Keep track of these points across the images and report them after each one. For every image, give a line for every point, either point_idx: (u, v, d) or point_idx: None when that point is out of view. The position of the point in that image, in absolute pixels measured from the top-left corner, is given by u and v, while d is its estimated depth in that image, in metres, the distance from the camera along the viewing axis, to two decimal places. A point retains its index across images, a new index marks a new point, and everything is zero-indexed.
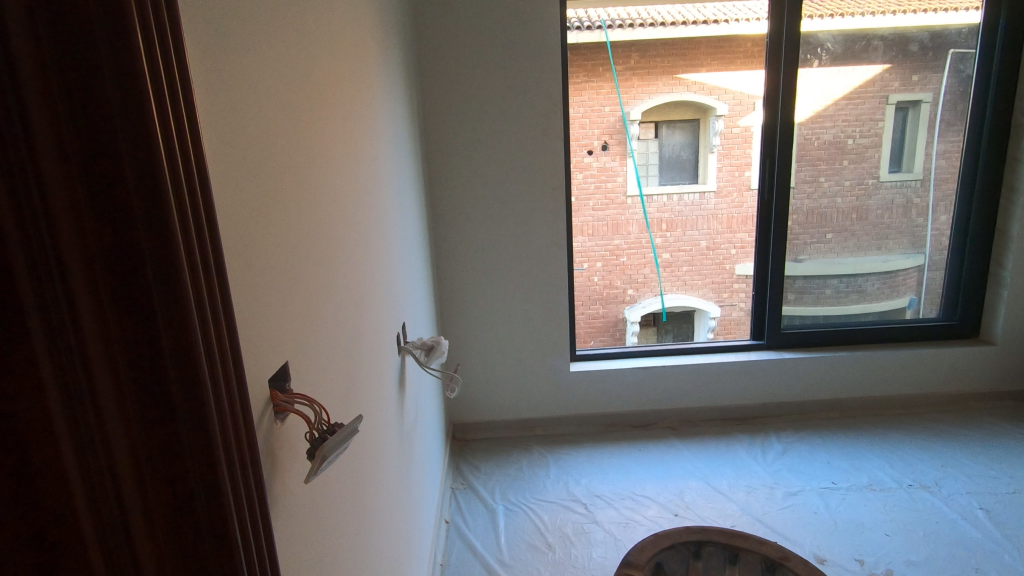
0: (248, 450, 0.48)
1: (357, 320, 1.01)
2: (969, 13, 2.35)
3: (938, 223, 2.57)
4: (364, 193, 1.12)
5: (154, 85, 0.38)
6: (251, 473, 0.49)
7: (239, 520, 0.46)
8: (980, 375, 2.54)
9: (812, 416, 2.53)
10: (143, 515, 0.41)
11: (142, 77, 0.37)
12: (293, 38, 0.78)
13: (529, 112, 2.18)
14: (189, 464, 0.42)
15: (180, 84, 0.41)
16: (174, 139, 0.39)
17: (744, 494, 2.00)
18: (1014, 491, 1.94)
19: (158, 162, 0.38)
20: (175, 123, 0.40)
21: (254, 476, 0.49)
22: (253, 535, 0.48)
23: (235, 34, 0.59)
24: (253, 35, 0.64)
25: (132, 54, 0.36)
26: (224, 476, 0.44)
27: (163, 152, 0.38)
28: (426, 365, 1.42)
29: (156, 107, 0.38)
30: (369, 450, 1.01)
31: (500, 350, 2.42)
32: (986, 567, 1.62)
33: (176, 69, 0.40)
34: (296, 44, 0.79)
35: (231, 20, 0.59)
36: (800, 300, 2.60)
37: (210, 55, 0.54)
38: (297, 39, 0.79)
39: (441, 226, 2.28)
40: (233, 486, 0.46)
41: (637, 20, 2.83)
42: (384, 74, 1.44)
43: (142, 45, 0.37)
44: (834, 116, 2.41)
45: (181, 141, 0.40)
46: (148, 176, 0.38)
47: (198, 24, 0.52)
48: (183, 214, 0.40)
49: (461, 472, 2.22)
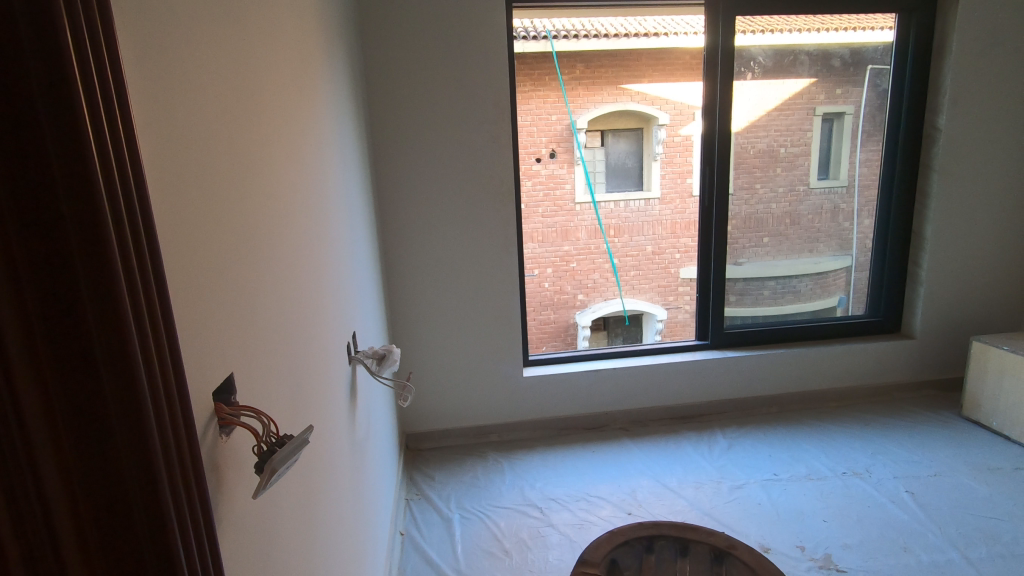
0: (193, 468, 0.46)
1: (305, 333, 0.99)
2: (883, 33, 2.54)
3: (862, 227, 2.75)
4: (310, 203, 1.11)
5: (85, 92, 0.36)
6: (197, 492, 0.47)
7: (182, 543, 0.44)
8: (902, 367, 2.73)
9: (755, 412, 2.64)
10: (78, 544, 0.39)
11: (73, 87, 0.36)
12: (235, 38, 0.76)
13: (477, 118, 2.19)
14: (130, 486, 0.40)
15: (116, 90, 0.39)
16: (110, 148, 0.38)
17: (694, 489, 2.06)
18: (935, 474, 2.09)
19: (92, 174, 0.37)
20: (109, 131, 0.38)
21: (200, 495, 0.47)
22: (199, 558, 0.46)
23: (174, 37, 0.57)
24: (192, 35, 0.62)
25: (61, 63, 0.35)
26: (167, 498, 0.43)
27: (98, 163, 0.37)
28: (378, 374, 1.40)
29: (90, 118, 0.37)
30: (318, 465, 0.98)
31: (453, 357, 2.41)
32: (913, 546, 1.73)
33: (111, 74, 0.39)
34: (238, 44, 0.77)
35: (169, 20, 0.57)
36: (741, 302, 2.72)
37: (148, 58, 0.52)
38: (239, 38, 0.77)
39: (390, 233, 2.25)
40: (178, 508, 0.44)
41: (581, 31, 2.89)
42: (329, 78, 1.42)
43: (74, 53, 0.36)
44: (767, 126, 2.55)
45: (118, 152, 0.39)
46: (80, 194, 0.37)
47: (135, 26, 0.50)
48: (120, 227, 0.39)
49: (415, 483, 2.19)
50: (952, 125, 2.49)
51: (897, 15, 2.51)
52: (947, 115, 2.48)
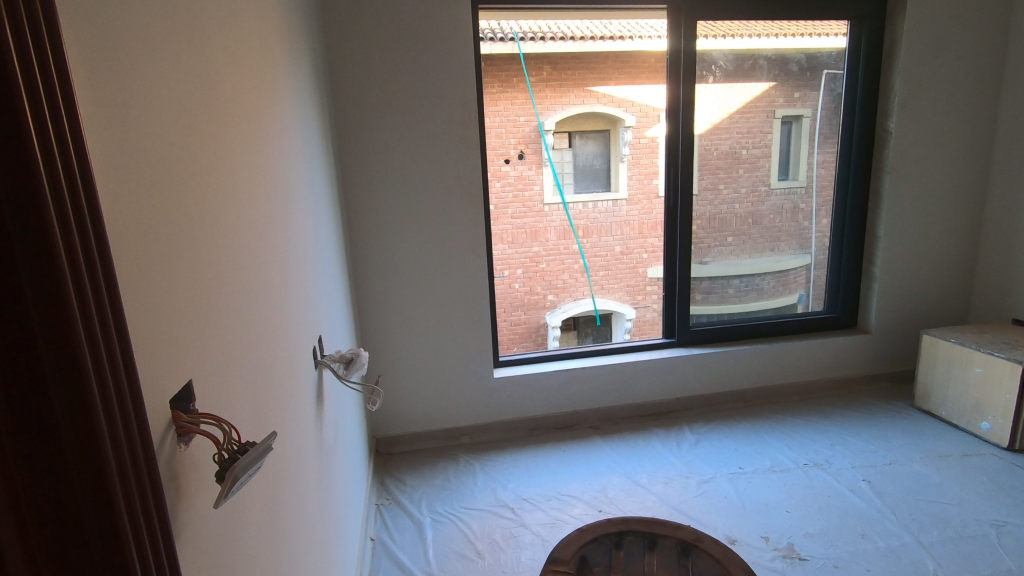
0: (149, 482, 0.46)
1: (269, 338, 0.97)
2: (837, 39, 2.64)
3: (820, 226, 2.85)
4: (274, 207, 1.09)
5: (31, 102, 0.36)
6: (155, 501, 0.46)
7: (136, 549, 0.44)
8: (860, 360, 2.83)
9: (721, 407, 2.70)
10: (22, 544, 0.40)
11: (19, 97, 0.36)
12: (193, 38, 0.75)
13: (444, 119, 2.18)
14: (78, 491, 0.41)
15: (65, 100, 0.38)
16: (61, 158, 0.38)
17: (663, 485, 2.10)
18: (890, 462, 2.18)
19: (39, 185, 0.37)
20: (59, 143, 0.38)
21: (158, 501, 0.47)
22: (153, 564, 0.45)
23: (129, 36, 0.56)
24: (148, 36, 0.61)
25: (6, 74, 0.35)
26: (120, 508, 0.42)
27: (44, 173, 0.37)
28: (346, 378, 1.39)
29: (36, 127, 0.36)
30: (284, 472, 0.96)
31: (424, 360, 2.39)
32: (871, 532, 1.80)
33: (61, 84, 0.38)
34: (196, 43, 0.75)
35: (124, 20, 0.55)
36: (706, 300, 2.78)
37: (103, 60, 0.51)
38: (197, 38, 0.76)
39: (358, 235, 2.22)
40: (133, 518, 0.43)
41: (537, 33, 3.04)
42: (292, 78, 1.40)
43: (18, 61, 0.35)
44: (729, 129, 2.62)
45: (67, 162, 0.38)
46: (25, 204, 0.37)
47: (89, 27, 0.49)
48: (71, 238, 0.39)
49: (386, 487, 2.16)
50: (902, 128, 2.61)
51: (850, 22, 2.61)
52: (897, 118, 2.59)
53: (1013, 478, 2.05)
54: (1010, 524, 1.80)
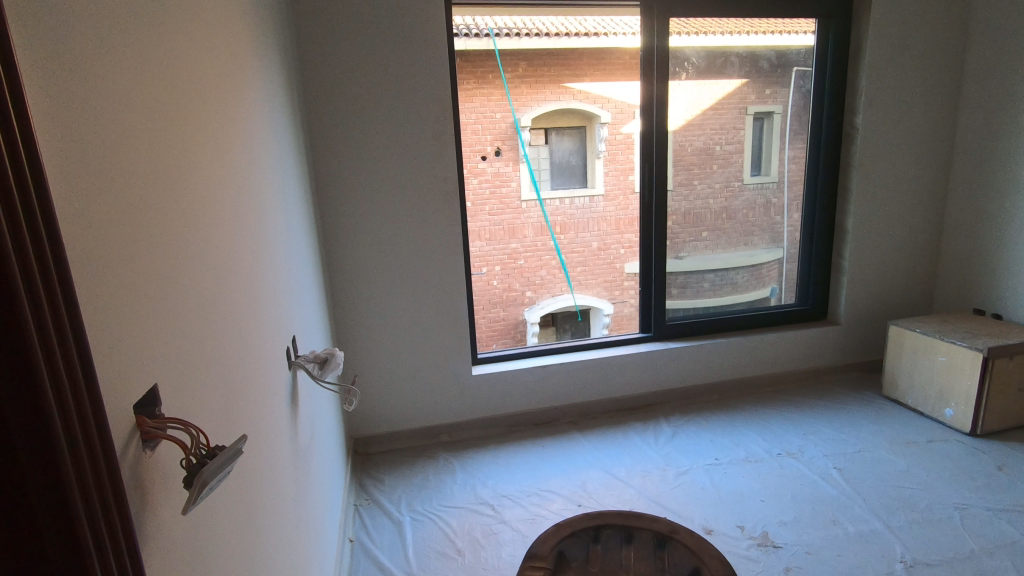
0: (116, 511, 0.45)
1: (240, 339, 0.95)
2: (805, 37, 2.69)
3: (791, 220, 2.91)
4: (243, 206, 1.06)
5: None
6: (117, 497, 0.46)
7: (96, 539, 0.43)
8: (830, 351, 2.90)
9: (697, 400, 2.74)
10: None
11: None
12: (156, 34, 0.73)
13: (418, 116, 2.16)
14: (33, 488, 0.40)
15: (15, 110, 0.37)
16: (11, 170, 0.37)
17: (641, 478, 2.12)
18: (859, 450, 2.24)
19: None
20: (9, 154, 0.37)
21: (120, 495, 0.46)
22: (114, 558, 0.45)
23: (87, 34, 0.55)
24: (107, 32, 0.59)
25: None
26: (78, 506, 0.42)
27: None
28: (321, 378, 1.37)
29: None
30: (255, 475, 0.94)
31: (402, 358, 2.38)
32: (841, 519, 1.85)
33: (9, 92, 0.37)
34: (159, 39, 0.74)
35: (82, 17, 0.54)
36: (682, 294, 2.82)
37: (60, 59, 0.50)
38: (160, 33, 0.74)
39: (332, 233, 2.19)
40: (92, 516, 0.43)
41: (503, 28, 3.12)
42: (261, 74, 1.37)
43: None
44: (702, 125, 2.66)
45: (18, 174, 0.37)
46: None
47: (46, 26, 0.48)
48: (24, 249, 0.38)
49: (364, 488, 2.14)
50: (868, 124, 2.67)
51: (818, 20, 2.67)
52: (863, 114, 2.65)
53: (975, 462, 2.12)
54: (972, 507, 1.87)
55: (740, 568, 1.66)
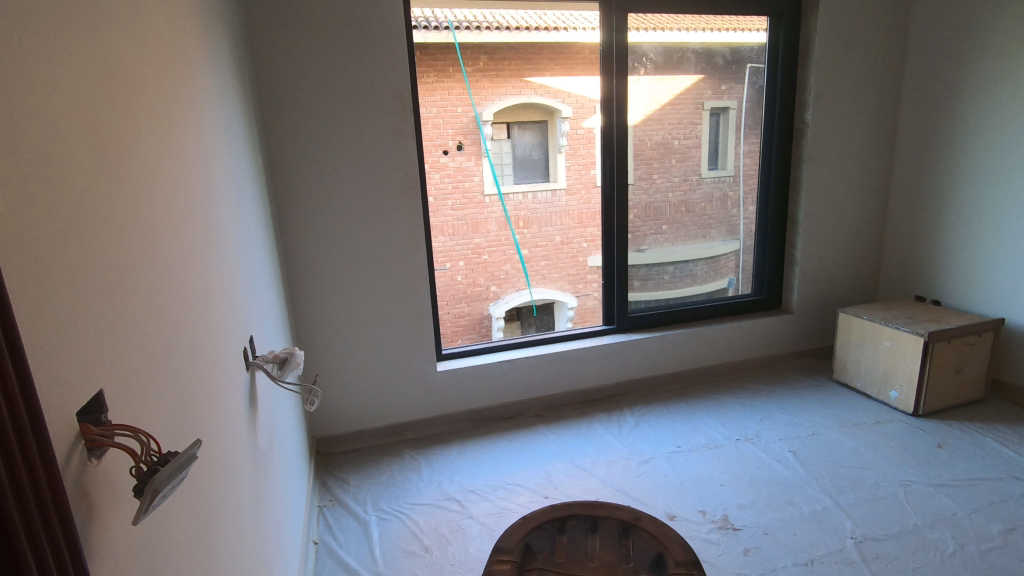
0: (66, 545, 0.44)
1: (193, 343, 0.91)
2: (758, 34, 2.77)
3: (746, 213, 3.00)
4: (193, 205, 1.02)
5: None
6: (55, 504, 0.43)
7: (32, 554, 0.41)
8: (785, 339, 3.01)
9: (659, 389, 2.80)
10: None
11: None
12: (97, 24, 0.70)
13: (377, 109, 2.13)
14: None
15: None
16: None
17: (606, 468, 2.15)
18: (812, 433, 2.34)
19: None
20: None
21: (58, 502, 0.44)
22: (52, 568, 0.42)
23: (21, 23, 0.52)
24: (44, 21, 0.56)
25: None
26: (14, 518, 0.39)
27: None
28: (280, 379, 1.34)
29: None
30: (212, 480, 0.91)
31: (365, 356, 2.34)
32: (796, 499, 1.93)
33: None
34: (100, 29, 0.70)
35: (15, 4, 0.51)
36: (644, 286, 2.87)
37: None
38: (101, 23, 0.71)
39: (290, 230, 2.13)
40: (28, 528, 0.41)
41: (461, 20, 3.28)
42: (211, 65, 1.31)
43: None
44: (660, 120, 2.71)
45: None
46: None
47: None
48: None
49: (328, 489, 2.10)
50: (817, 120, 2.77)
51: (769, 18, 2.74)
52: (813, 110, 2.75)
53: (918, 441, 2.24)
54: (915, 483, 1.98)
55: (701, 552, 1.71)
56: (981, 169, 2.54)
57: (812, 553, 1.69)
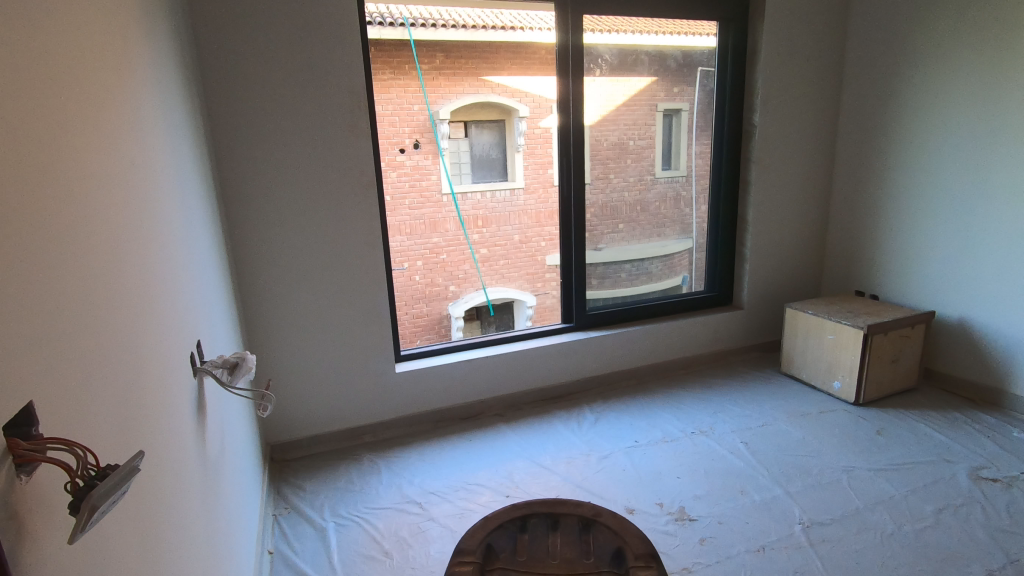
0: None
1: (134, 349, 0.86)
2: (708, 39, 2.86)
3: (699, 212, 3.09)
4: (134, 203, 0.97)
5: None
6: None
7: None
8: (736, 334, 3.11)
9: (617, 385, 2.85)
10: None
11: None
12: (28, 16, 0.65)
13: (330, 106, 2.08)
14: None
15: None
16: None
17: (566, 465, 2.17)
18: (762, 424, 2.43)
19: None
20: None
21: None
22: None
23: None
24: None
25: None
26: None
27: None
28: (231, 384, 1.29)
29: None
30: (156, 492, 0.87)
31: (321, 359, 2.28)
32: (748, 489, 2.00)
33: None
34: (32, 21, 0.66)
35: None
36: (601, 285, 2.92)
37: None
38: (33, 15, 0.67)
39: (239, 230, 2.06)
40: None
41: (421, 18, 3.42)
42: (152, 58, 1.25)
43: None
44: (616, 120, 2.76)
45: None
46: None
47: None
48: None
49: (283, 497, 2.04)
50: (764, 122, 2.87)
51: (719, 23, 2.83)
52: (760, 113, 2.85)
53: (859, 428, 2.36)
54: (857, 468, 2.08)
55: (659, 544, 1.75)
56: (912, 172, 2.69)
57: (763, 540, 1.75)
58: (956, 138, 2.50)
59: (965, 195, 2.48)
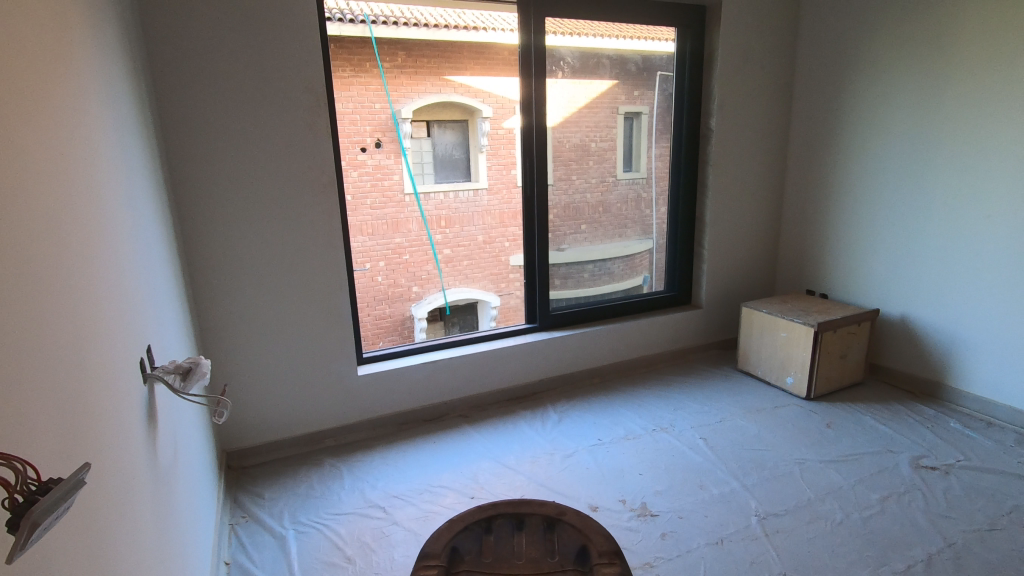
0: None
1: (79, 356, 0.82)
2: (667, 44, 2.93)
3: (659, 213, 3.15)
4: (78, 202, 0.92)
5: None
6: None
7: None
8: (695, 332, 3.20)
9: (581, 384, 2.89)
10: None
11: None
12: None
13: (289, 104, 2.03)
14: None
15: None
16: None
17: (530, 464, 2.19)
18: (720, 420, 2.50)
19: None
20: None
21: None
22: None
23: None
24: None
25: None
26: None
27: None
28: (184, 391, 1.24)
29: None
30: (102, 505, 0.82)
31: (280, 362, 2.22)
32: (707, 482, 2.05)
33: None
34: None
35: None
36: (564, 285, 2.95)
37: None
38: None
39: (192, 230, 1.98)
40: None
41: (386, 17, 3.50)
42: (98, 50, 1.20)
43: None
44: (578, 123, 2.80)
45: None
46: None
47: None
48: None
49: (240, 506, 1.97)
50: (720, 127, 2.96)
51: (677, 29, 2.90)
52: (717, 117, 2.93)
53: (810, 422, 2.46)
54: (808, 460, 2.17)
55: (622, 540, 1.78)
56: (857, 176, 2.83)
57: (722, 532, 1.80)
58: (897, 144, 2.63)
59: (906, 199, 2.62)
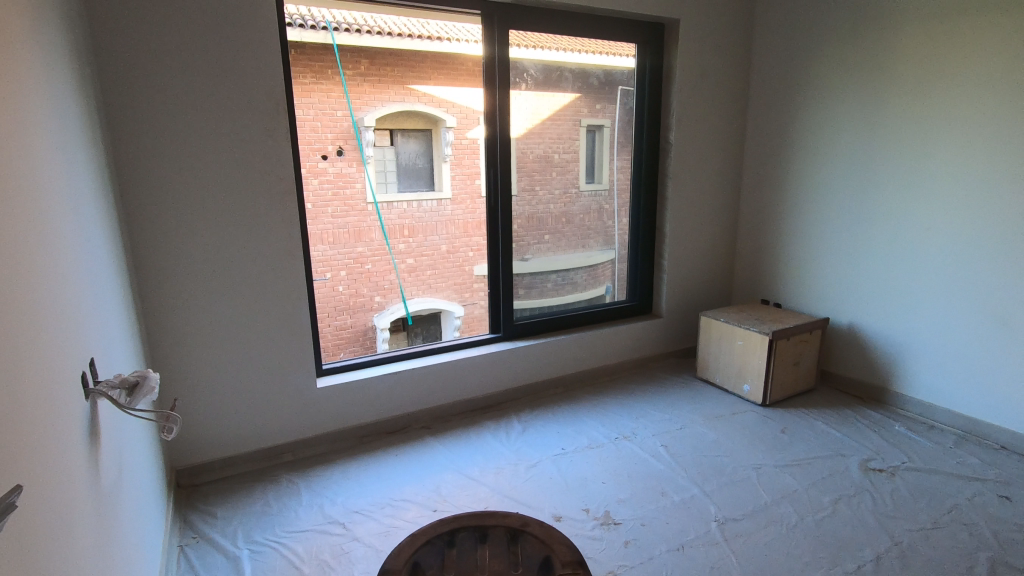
0: None
1: (14, 370, 0.77)
2: (627, 60, 2.99)
3: (620, 224, 3.21)
4: (16, 208, 0.87)
5: None
6: None
7: None
8: (656, 341, 3.26)
9: (545, 393, 2.89)
10: None
11: None
12: None
13: (247, 110, 1.98)
14: None
15: None
16: None
17: (494, 475, 2.17)
18: (680, 427, 2.55)
19: None
20: None
21: None
22: None
23: None
24: None
25: None
26: None
27: None
28: (129, 406, 1.17)
29: None
30: (38, 531, 0.77)
31: (235, 375, 2.15)
32: (668, 489, 2.08)
33: None
34: None
35: None
36: (529, 295, 2.96)
37: None
38: None
39: (141, 237, 1.90)
40: None
41: (349, 24, 3.43)
42: (41, 49, 1.14)
43: None
44: (541, 135, 2.83)
45: None
46: None
47: None
48: None
49: (191, 526, 1.89)
50: (679, 141, 3.04)
51: (637, 45, 2.97)
52: (675, 132, 3.02)
53: (766, 428, 2.53)
54: (765, 465, 2.23)
55: (585, 548, 1.78)
56: (807, 190, 2.95)
57: (682, 539, 1.83)
58: (843, 161, 2.77)
59: (852, 213, 2.75)
